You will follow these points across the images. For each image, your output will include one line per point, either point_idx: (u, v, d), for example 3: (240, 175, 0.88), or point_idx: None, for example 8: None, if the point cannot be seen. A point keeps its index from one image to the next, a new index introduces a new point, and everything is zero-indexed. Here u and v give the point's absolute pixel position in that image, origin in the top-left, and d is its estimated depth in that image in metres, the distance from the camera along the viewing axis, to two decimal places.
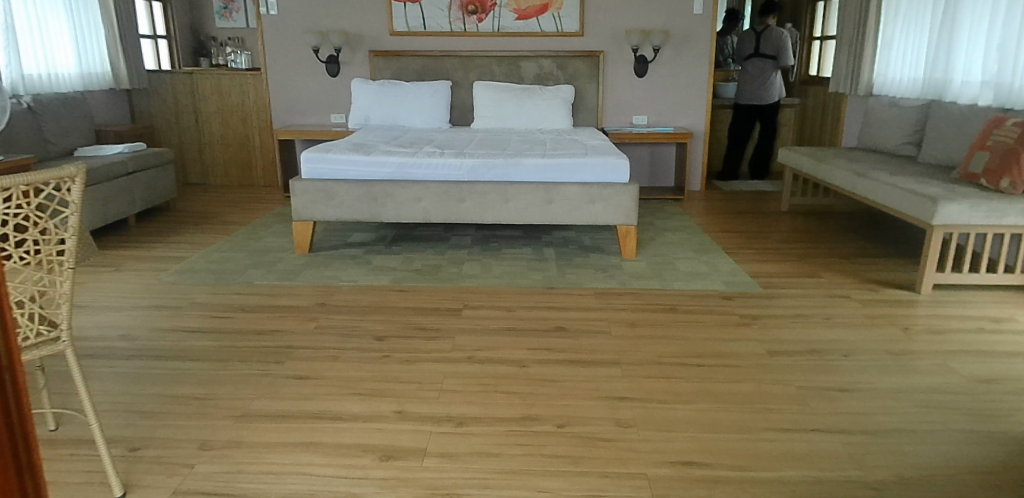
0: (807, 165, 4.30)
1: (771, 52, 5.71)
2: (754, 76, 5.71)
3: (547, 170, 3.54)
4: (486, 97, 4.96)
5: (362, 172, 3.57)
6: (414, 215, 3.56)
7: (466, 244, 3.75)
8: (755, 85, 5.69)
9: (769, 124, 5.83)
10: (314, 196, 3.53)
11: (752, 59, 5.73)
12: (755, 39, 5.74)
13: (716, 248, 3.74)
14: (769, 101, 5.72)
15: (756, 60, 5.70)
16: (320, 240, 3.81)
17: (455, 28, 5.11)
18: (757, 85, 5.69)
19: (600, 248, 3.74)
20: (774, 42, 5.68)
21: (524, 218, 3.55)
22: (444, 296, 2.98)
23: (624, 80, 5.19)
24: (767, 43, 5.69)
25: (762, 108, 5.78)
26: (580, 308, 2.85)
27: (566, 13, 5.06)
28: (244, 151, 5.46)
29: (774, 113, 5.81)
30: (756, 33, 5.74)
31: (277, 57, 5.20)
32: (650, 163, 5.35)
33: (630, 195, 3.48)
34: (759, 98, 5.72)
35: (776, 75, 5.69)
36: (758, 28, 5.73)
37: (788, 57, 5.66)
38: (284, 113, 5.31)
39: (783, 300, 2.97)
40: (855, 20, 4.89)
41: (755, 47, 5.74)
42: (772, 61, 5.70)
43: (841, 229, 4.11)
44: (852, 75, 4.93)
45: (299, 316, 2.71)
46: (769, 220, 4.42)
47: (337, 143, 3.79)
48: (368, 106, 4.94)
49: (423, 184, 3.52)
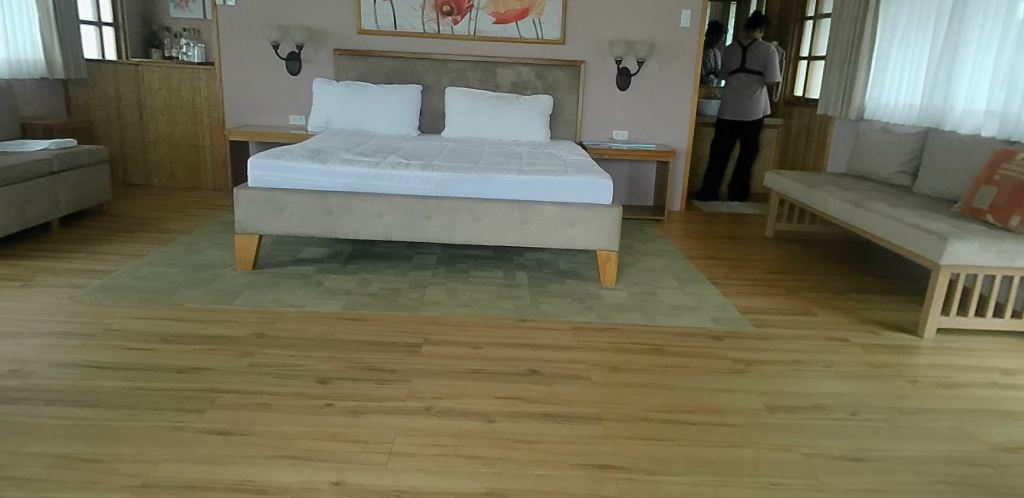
0: (797, 190, 4.06)
1: (758, 67, 5.53)
2: (739, 91, 5.53)
3: (522, 188, 3.21)
4: (459, 103, 4.63)
5: (317, 183, 3.20)
6: (374, 232, 3.20)
7: (430, 265, 3.41)
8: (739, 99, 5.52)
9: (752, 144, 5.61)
10: (261, 207, 3.15)
11: (738, 74, 5.56)
12: (741, 53, 5.57)
13: (701, 278, 3.46)
14: (753, 116, 5.53)
15: (742, 75, 5.54)
16: (268, 255, 3.43)
17: (428, 29, 4.78)
18: (742, 100, 5.49)
19: (577, 273, 3.43)
20: (761, 56, 5.49)
21: (495, 240, 3.23)
22: (402, 327, 2.63)
23: (605, 92, 4.92)
24: (753, 58, 5.52)
25: (744, 124, 5.59)
26: (555, 346, 2.53)
27: (547, 19, 4.77)
28: (193, 151, 5.04)
29: (756, 130, 5.62)
30: (742, 47, 5.56)
31: (233, 51, 4.80)
32: (629, 180, 5.08)
33: (613, 218, 3.18)
34: (742, 113, 5.53)
35: (763, 91, 5.51)
36: (744, 41, 5.54)
37: (775, 73, 5.46)
38: (239, 112, 4.90)
39: (779, 342, 2.69)
40: (848, 41, 4.69)
41: (740, 62, 5.58)
42: (759, 76, 5.52)
43: (830, 260, 3.88)
44: (843, 97, 4.72)
45: (230, 350, 2.34)
46: (754, 246, 4.18)
47: (290, 149, 3.41)
48: (331, 107, 4.58)
49: (386, 198, 3.17)
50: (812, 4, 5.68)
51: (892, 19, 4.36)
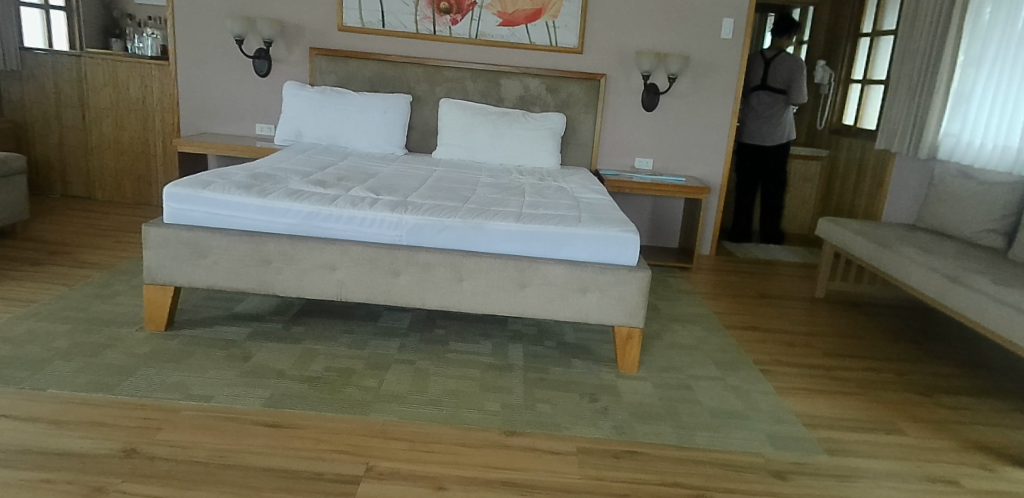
0: (862, 247, 3.28)
1: (782, 84, 4.86)
2: (760, 112, 4.89)
3: (520, 239, 2.45)
4: (453, 119, 3.89)
5: (251, 221, 2.43)
6: (325, 290, 2.45)
7: (399, 331, 2.66)
8: (760, 122, 4.89)
9: (777, 174, 5.00)
10: (177, 251, 2.40)
11: (758, 91, 4.91)
12: (763, 67, 4.87)
13: (745, 364, 2.70)
14: (775, 140, 4.90)
15: (762, 93, 4.89)
16: (192, 309, 2.68)
17: (421, 29, 4.04)
18: (762, 123, 4.87)
19: (588, 351, 2.67)
20: (784, 72, 4.81)
21: (481, 306, 2.47)
22: (339, 444, 1.88)
23: (627, 113, 4.16)
24: (776, 74, 4.83)
25: (765, 151, 4.96)
26: (552, 489, 1.77)
27: (563, 22, 4.03)
28: (142, 160, 4.29)
29: (779, 158, 4.96)
30: (765, 60, 4.86)
31: (190, 45, 4.05)
32: (651, 218, 4.32)
33: (636, 288, 2.43)
34: (762, 138, 4.90)
35: (787, 113, 4.87)
36: (767, 54, 4.84)
37: (801, 91, 4.79)
38: (197, 118, 4.16)
39: (864, 488, 1.93)
40: (920, 64, 3.91)
41: (762, 77, 4.90)
42: (782, 95, 4.86)
43: (901, 341, 3.13)
44: (911, 131, 3.92)
45: (74, 486, 1.61)
46: (802, 312, 3.43)
47: (226, 174, 2.66)
48: (303, 117, 3.85)
49: (340, 245, 2.41)
50: (871, 18, 4.89)
51: (980, 40, 3.56)
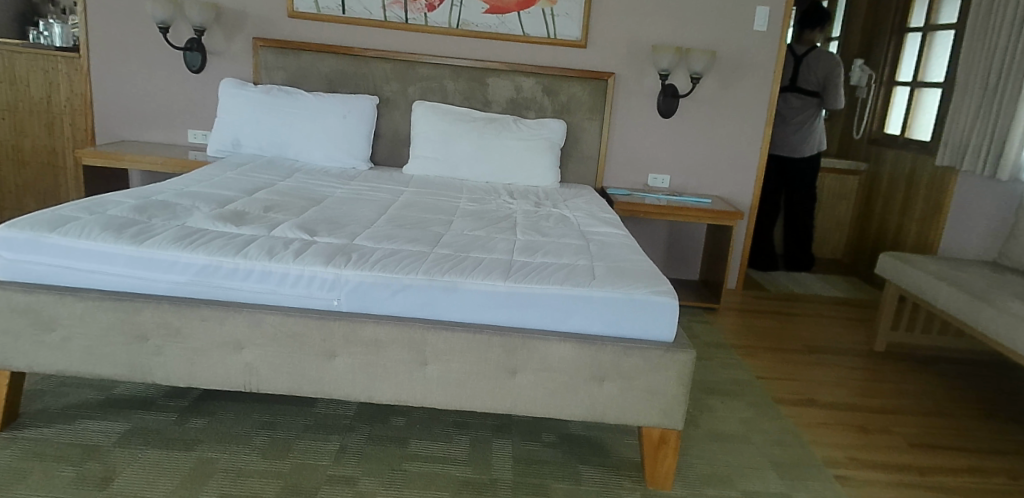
0: (949, 295, 2.57)
1: (815, 85, 4.14)
2: (788, 118, 4.17)
3: (508, 305, 1.71)
4: (427, 126, 3.15)
5: (121, 279, 1.69)
6: (229, 377, 1.72)
7: (340, 425, 1.92)
8: (789, 129, 4.17)
9: (807, 191, 4.28)
10: (11, 323, 1.66)
11: (785, 93, 4.19)
12: (792, 65, 4.15)
13: (813, 468, 1.99)
14: (806, 151, 4.18)
15: (791, 96, 4.16)
16: (52, 394, 1.94)
17: (390, 15, 3.30)
18: (791, 130, 4.16)
19: (601, 452, 1.94)
20: (818, 70, 4.09)
21: (452, 397, 1.74)
22: None
23: (640, 120, 3.44)
24: (808, 73, 4.11)
25: (794, 164, 4.24)
26: None
27: (563, 10, 3.29)
28: (50, 173, 3.53)
29: (810, 172, 4.24)
30: (795, 57, 4.14)
31: (104, 33, 3.28)
32: (667, 246, 3.60)
33: (672, 377, 1.70)
34: (790, 148, 4.18)
35: (820, 119, 4.16)
36: (797, 50, 4.13)
37: (836, 95, 4.07)
38: (116, 122, 3.41)
39: None
40: (999, 64, 3.20)
41: (791, 77, 4.19)
42: (814, 98, 4.16)
43: (1000, 421, 2.42)
44: (989, 147, 3.23)
45: None
46: (865, 374, 2.72)
47: (102, 206, 1.93)
48: (241, 122, 3.10)
49: (249, 315, 1.67)
50: (921, 10, 4.17)
51: None
